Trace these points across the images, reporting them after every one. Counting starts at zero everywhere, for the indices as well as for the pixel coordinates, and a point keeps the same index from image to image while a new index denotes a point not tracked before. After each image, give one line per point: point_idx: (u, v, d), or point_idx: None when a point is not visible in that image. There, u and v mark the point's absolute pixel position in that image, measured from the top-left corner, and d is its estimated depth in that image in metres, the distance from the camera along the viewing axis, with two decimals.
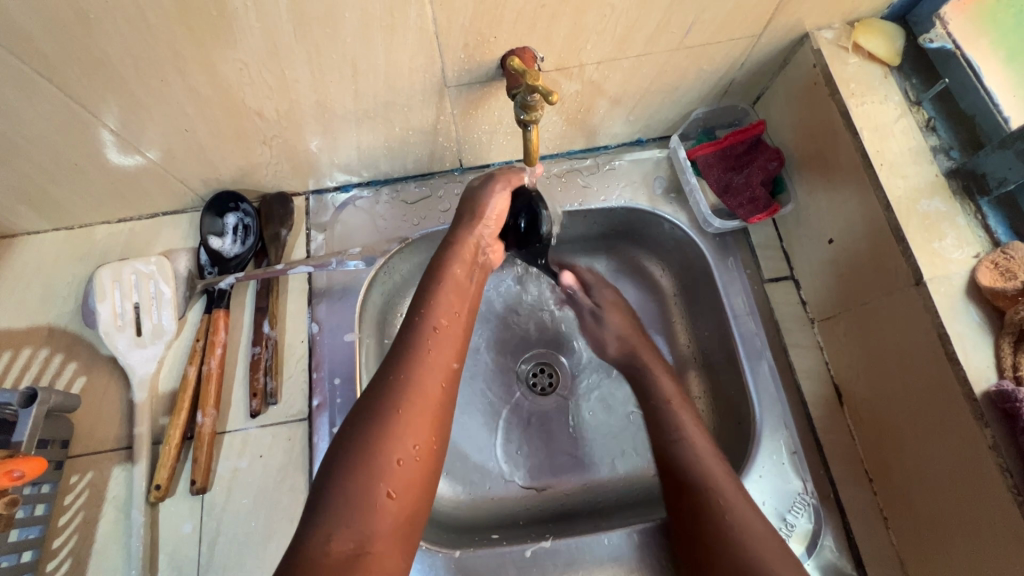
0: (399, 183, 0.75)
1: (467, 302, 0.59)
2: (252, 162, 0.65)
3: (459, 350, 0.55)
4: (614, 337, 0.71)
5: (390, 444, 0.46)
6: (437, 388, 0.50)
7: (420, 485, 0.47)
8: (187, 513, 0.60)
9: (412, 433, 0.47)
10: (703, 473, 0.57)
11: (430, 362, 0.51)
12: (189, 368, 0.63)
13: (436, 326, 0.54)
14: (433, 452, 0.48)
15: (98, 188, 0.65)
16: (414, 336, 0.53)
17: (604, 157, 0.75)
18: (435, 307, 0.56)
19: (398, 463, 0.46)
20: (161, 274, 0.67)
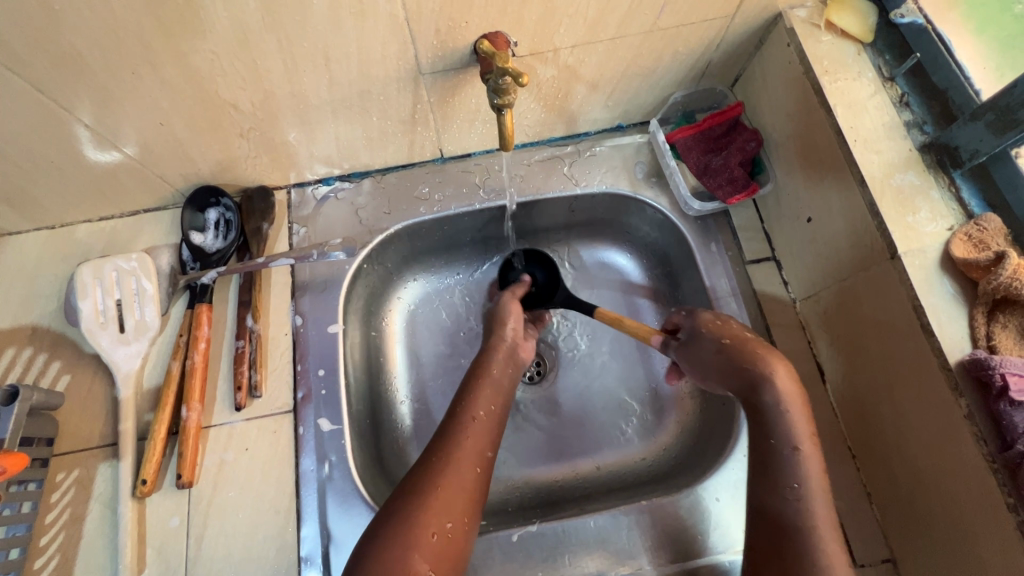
0: (381, 175, 0.75)
1: (501, 394, 0.62)
2: (229, 156, 0.65)
3: (495, 440, 0.58)
4: (716, 355, 0.58)
5: (425, 517, 0.49)
6: (471, 474, 0.54)
7: (452, 563, 0.49)
8: (174, 508, 0.60)
9: (447, 513, 0.50)
10: (784, 428, 0.52)
11: (468, 450, 0.55)
12: (173, 363, 0.63)
13: (474, 416, 0.58)
14: (465, 531, 0.51)
15: (75, 185, 0.65)
16: (454, 426, 0.57)
17: (586, 143, 0.75)
18: (476, 397, 0.60)
19: (432, 537, 0.49)
20: (143, 270, 0.66)
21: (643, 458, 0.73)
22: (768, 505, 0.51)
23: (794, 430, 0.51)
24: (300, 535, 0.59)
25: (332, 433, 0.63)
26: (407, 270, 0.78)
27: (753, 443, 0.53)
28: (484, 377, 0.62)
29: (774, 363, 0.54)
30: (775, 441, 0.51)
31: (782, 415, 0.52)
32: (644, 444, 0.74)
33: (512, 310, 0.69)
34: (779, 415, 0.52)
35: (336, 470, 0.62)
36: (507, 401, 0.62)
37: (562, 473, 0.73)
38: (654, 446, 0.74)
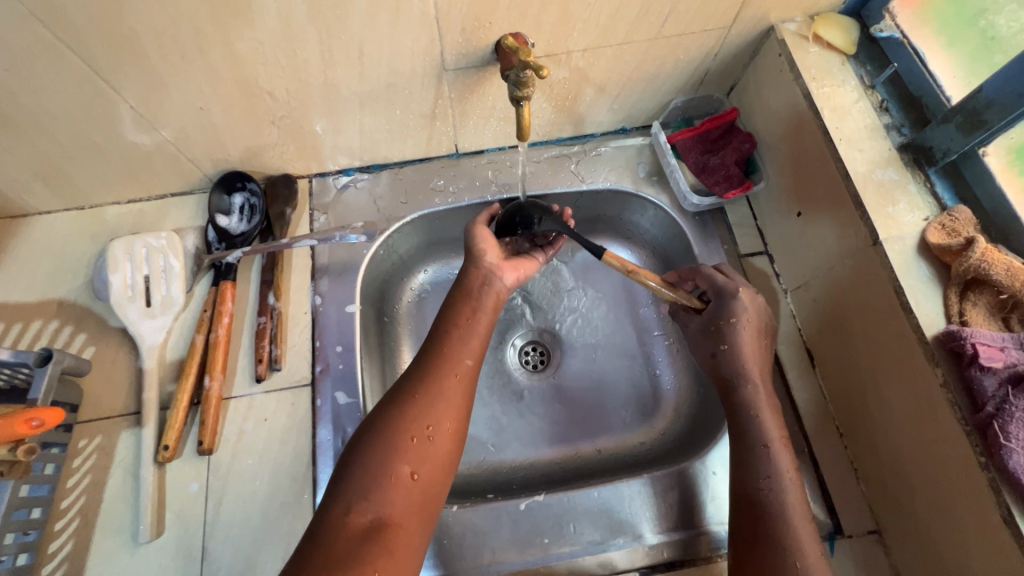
0: (398, 167, 0.79)
1: (485, 314, 0.64)
2: (259, 143, 0.69)
3: (475, 352, 0.61)
4: (711, 360, 0.65)
5: (405, 421, 0.53)
6: (451, 381, 0.57)
7: (438, 460, 0.53)
8: (193, 474, 0.62)
9: (427, 416, 0.54)
10: (759, 429, 0.59)
11: (447, 361, 0.58)
12: (197, 336, 0.66)
13: (454, 331, 0.61)
14: (447, 433, 0.54)
15: (110, 166, 0.68)
16: (436, 341, 0.60)
17: (592, 144, 0.80)
18: (450, 313, 0.62)
19: (412, 440, 0.52)
20: (171, 248, 0.70)
21: (642, 442, 0.77)
22: (743, 494, 0.56)
23: (765, 429, 0.59)
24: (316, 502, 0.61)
25: (348, 406, 0.66)
26: (420, 259, 0.82)
27: (733, 441, 0.60)
28: (463, 298, 0.64)
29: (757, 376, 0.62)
30: (750, 437, 0.59)
31: (758, 419, 0.59)
32: (643, 428, 0.78)
33: (480, 236, 0.68)
34: (753, 416, 0.60)
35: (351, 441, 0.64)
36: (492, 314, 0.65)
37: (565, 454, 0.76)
38: (653, 430, 0.78)
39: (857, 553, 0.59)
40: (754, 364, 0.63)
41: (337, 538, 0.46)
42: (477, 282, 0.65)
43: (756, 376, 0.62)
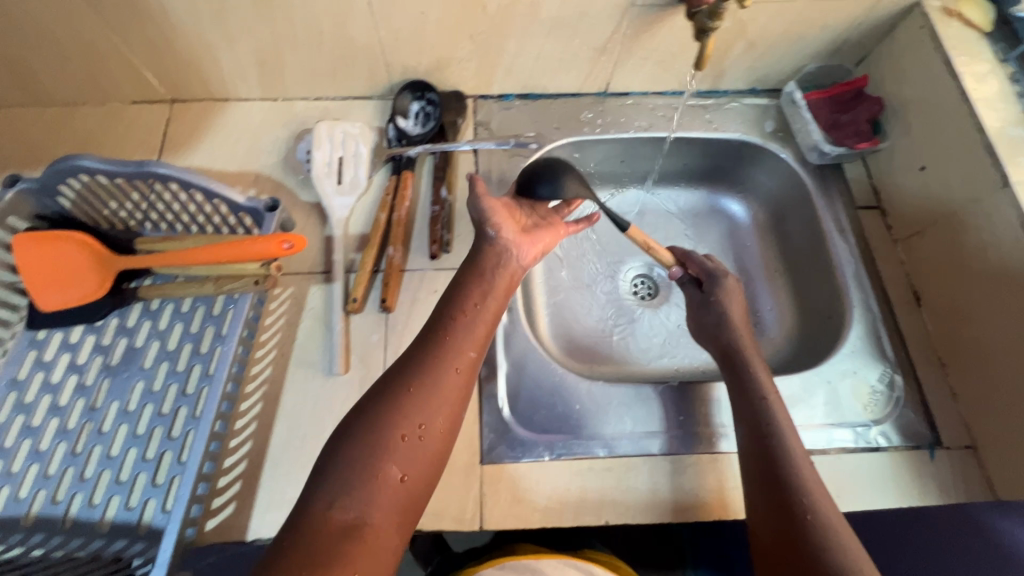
0: (550, 99, 0.89)
1: (490, 301, 0.65)
2: (450, 55, 0.79)
3: (479, 342, 0.61)
4: (712, 318, 0.74)
5: (396, 420, 0.53)
6: (451, 374, 0.57)
7: (426, 461, 0.53)
8: (374, 327, 0.71)
9: (419, 415, 0.54)
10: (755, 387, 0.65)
11: (449, 355, 0.58)
12: (381, 214, 0.75)
13: (455, 318, 0.62)
14: (440, 428, 0.54)
15: (319, 60, 0.79)
16: (436, 329, 0.61)
17: (725, 99, 0.90)
18: (460, 299, 0.63)
19: (403, 437, 0.52)
20: (362, 138, 0.80)
21: None
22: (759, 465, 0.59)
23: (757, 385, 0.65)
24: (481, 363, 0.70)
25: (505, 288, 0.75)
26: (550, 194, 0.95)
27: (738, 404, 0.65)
28: (475, 279, 0.66)
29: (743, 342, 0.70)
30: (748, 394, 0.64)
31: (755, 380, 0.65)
32: None
33: (491, 208, 0.68)
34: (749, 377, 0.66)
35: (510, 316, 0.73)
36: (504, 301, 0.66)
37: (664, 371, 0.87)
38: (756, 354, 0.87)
39: (954, 463, 0.67)
40: (748, 343, 0.70)
41: (315, 536, 0.45)
42: (495, 256, 0.68)
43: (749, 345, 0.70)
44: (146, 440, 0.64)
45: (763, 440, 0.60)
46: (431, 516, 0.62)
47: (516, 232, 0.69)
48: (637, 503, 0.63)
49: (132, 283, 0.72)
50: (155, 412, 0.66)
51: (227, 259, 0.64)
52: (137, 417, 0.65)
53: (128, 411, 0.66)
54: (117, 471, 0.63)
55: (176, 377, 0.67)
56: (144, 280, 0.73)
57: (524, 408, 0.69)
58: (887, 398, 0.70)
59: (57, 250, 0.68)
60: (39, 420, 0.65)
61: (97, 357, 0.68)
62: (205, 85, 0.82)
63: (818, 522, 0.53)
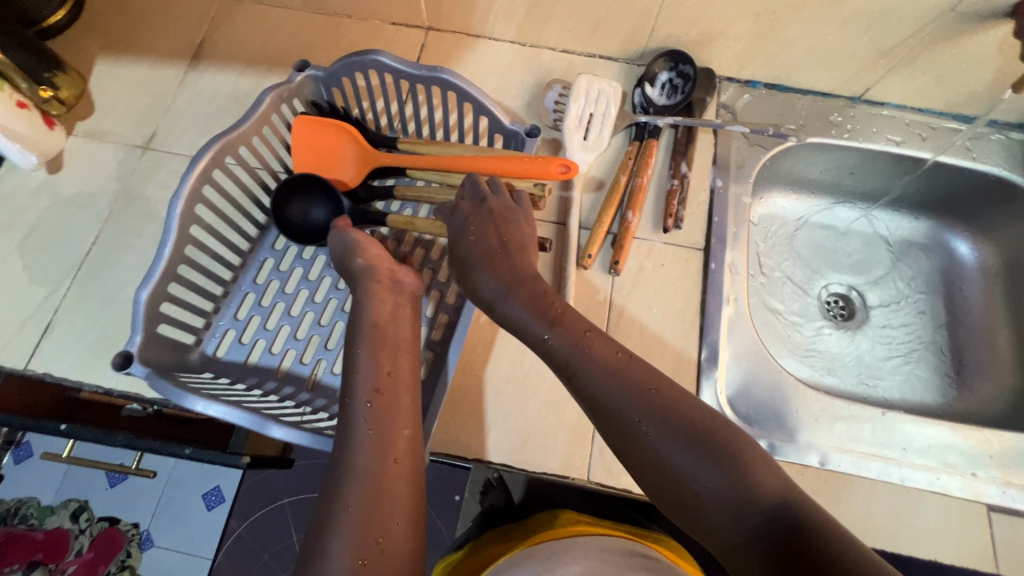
0: (798, 94, 0.85)
1: (387, 350, 0.57)
2: (723, 31, 0.77)
3: (412, 418, 0.54)
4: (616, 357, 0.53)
5: (363, 526, 0.46)
6: (390, 466, 0.50)
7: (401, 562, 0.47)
8: (601, 286, 0.72)
9: (370, 528, 0.46)
10: (677, 490, 0.47)
11: (386, 433, 0.51)
12: (621, 176, 0.76)
13: (375, 391, 0.54)
14: (399, 538, 0.47)
15: (591, 13, 0.78)
16: (354, 397, 0.53)
17: (990, 128, 0.83)
18: (363, 375, 0.54)
19: (360, 562, 0.45)
20: (614, 96, 0.78)
21: (949, 407, 0.81)
22: None
23: (745, 483, 0.45)
24: (704, 344, 0.70)
25: (734, 277, 0.73)
26: (766, 191, 0.90)
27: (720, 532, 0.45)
28: (370, 304, 0.60)
29: (652, 399, 0.50)
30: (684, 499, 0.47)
31: (670, 469, 0.47)
32: (950, 396, 0.82)
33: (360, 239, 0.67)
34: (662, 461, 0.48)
35: (736, 305, 0.72)
36: (405, 359, 0.57)
37: (857, 396, 0.83)
38: (964, 401, 0.81)
39: None
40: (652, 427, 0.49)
41: None
42: (383, 273, 0.63)
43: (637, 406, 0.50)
44: None
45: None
46: None
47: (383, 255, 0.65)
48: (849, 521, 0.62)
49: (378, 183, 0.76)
50: None
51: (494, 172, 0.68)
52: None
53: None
54: None
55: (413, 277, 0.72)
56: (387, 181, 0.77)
57: (739, 399, 0.68)
58: None
59: (329, 138, 0.73)
60: (292, 289, 0.70)
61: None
62: (466, 20, 0.84)
63: None
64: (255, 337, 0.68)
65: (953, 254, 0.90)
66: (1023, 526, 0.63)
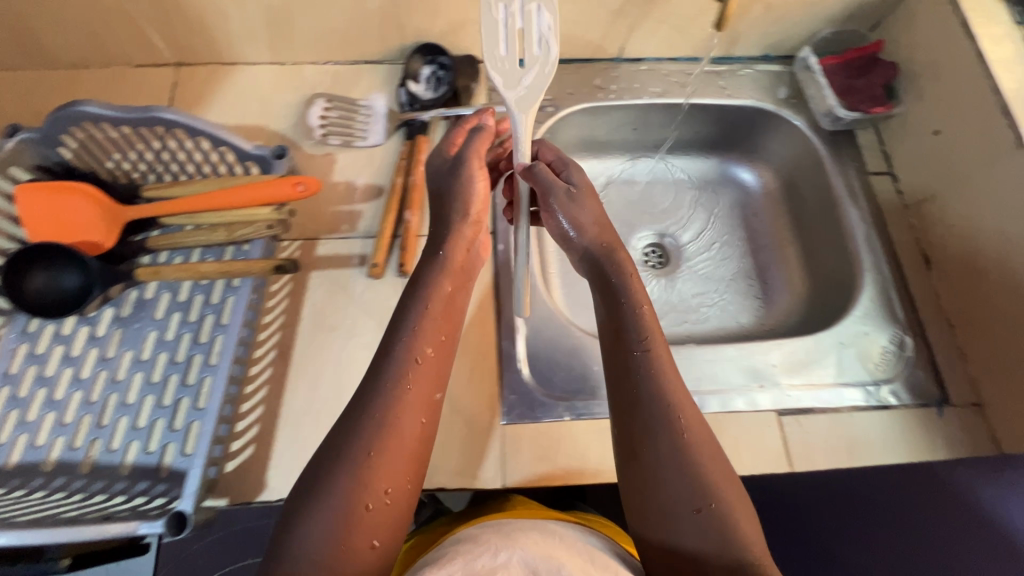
0: (564, 65, 0.88)
1: (441, 304, 0.59)
2: (465, 17, 0.78)
3: (440, 379, 0.56)
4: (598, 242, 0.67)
5: (365, 488, 0.48)
6: (416, 425, 0.52)
7: (399, 521, 0.49)
8: (391, 293, 0.71)
9: (386, 478, 0.49)
10: (652, 391, 0.55)
11: (412, 394, 0.53)
12: (397, 178, 0.75)
13: (419, 358, 0.55)
14: (405, 493, 0.50)
15: (334, 22, 0.77)
16: (394, 366, 0.54)
17: (738, 65, 0.89)
18: (420, 336, 0.56)
19: (365, 511, 0.47)
20: (376, 116, 0.81)
21: (761, 326, 0.86)
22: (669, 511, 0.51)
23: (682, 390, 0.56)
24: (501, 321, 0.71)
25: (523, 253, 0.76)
26: None
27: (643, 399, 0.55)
28: (429, 263, 0.62)
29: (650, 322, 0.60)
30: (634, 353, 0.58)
31: (648, 368, 0.57)
32: (760, 316, 0.87)
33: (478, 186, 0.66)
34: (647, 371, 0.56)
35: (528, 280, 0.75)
36: (455, 331, 0.60)
37: (680, 337, 0.86)
38: (770, 318, 0.87)
39: (962, 420, 0.69)
40: (653, 339, 0.59)
41: None
42: (461, 245, 0.64)
43: (637, 293, 0.62)
44: (161, 386, 0.64)
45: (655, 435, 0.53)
46: (454, 475, 0.62)
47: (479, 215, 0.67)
48: None
49: (138, 237, 0.71)
50: (169, 360, 0.66)
51: (239, 203, 0.65)
52: (151, 364, 0.65)
53: (143, 359, 0.66)
54: (134, 417, 0.63)
55: (188, 327, 0.67)
56: (150, 232, 0.72)
57: (541, 367, 0.71)
58: (898, 359, 0.72)
59: (61, 203, 0.67)
60: (53, 370, 0.65)
61: (107, 308, 0.68)
62: (212, 49, 0.80)
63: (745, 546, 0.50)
64: (13, 434, 0.61)
65: (740, 184, 0.96)
66: (813, 423, 0.68)
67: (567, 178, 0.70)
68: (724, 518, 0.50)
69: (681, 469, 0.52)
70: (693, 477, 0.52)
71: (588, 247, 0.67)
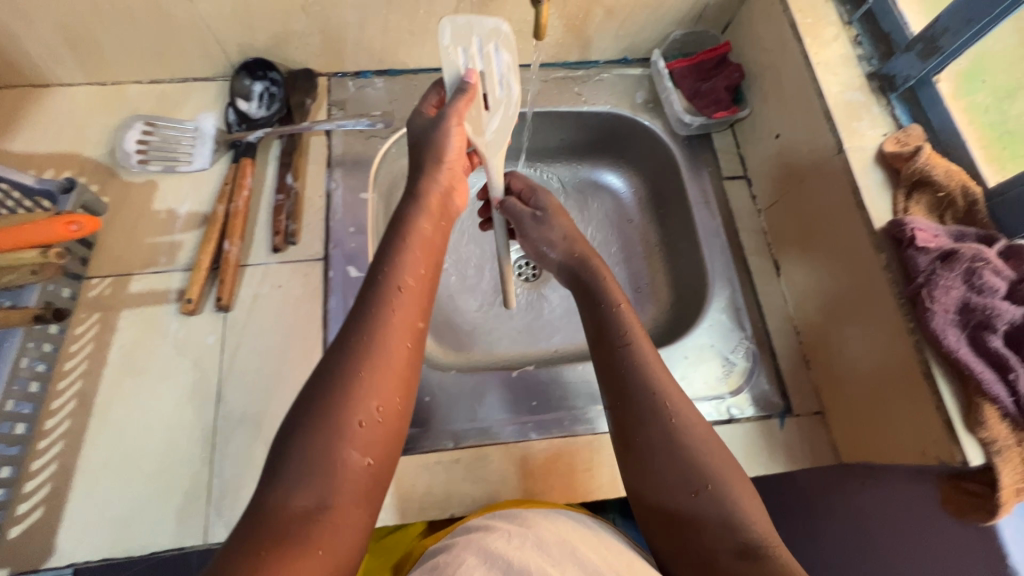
0: (413, 75, 0.84)
1: (423, 248, 0.56)
2: (288, 30, 0.73)
3: (425, 309, 0.53)
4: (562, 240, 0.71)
5: (351, 405, 0.44)
6: (401, 348, 0.49)
7: (389, 439, 0.46)
8: (210, 328, 0.67)
9: (375, 395, 0.46)
10: (640, 380, 0.55)
11: (395, 321, 0.49)
12: (218, 205, 0.70)
13: (402, 285, 0.52)
14: (398, 411, 0.47)
15: (144, 39, 0.71)
16: (374, 293, 0.51)
17: (595, 70, 0.87)
18: (402, 264, 0.53)
19: (359, 426, 0.44)
20: (202, 138, 0.75)
21: None
22: (651, 493, 0.51)
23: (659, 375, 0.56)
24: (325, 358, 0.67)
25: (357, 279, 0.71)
26: None
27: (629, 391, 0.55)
28: (412, 205, 0.59)
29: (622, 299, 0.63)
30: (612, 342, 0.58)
31: (630, 359, 0.57)
32: None
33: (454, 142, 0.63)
34: (631, 361, 0.57)
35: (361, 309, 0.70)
36: (437, 264, 0.57)
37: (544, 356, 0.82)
38: None
39: (803, 428, 0.68)
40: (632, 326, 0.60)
41: (268, 529, 0.40)
42: (435, 202, 0.61)
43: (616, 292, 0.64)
44: None
45: (649, 420, 0.53)
46: None
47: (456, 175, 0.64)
48: (483, 491, 0.62)
49: None
50: None
51: None
52: None
53: None
54: None
55: None
56: None
57: None
58: (743, 371, 0.70)
59: None
60: None
61: None
62: (15, 71, 0.74)
63: (742, 513, 0.48)
64: None
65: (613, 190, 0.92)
66: None
67: (535, 203, 0.74)
68: (721, 495, 0.49)
69: (672, 454, 0.51)
70: (688, 461, 0.51)
71: (562, 261, 0.70)
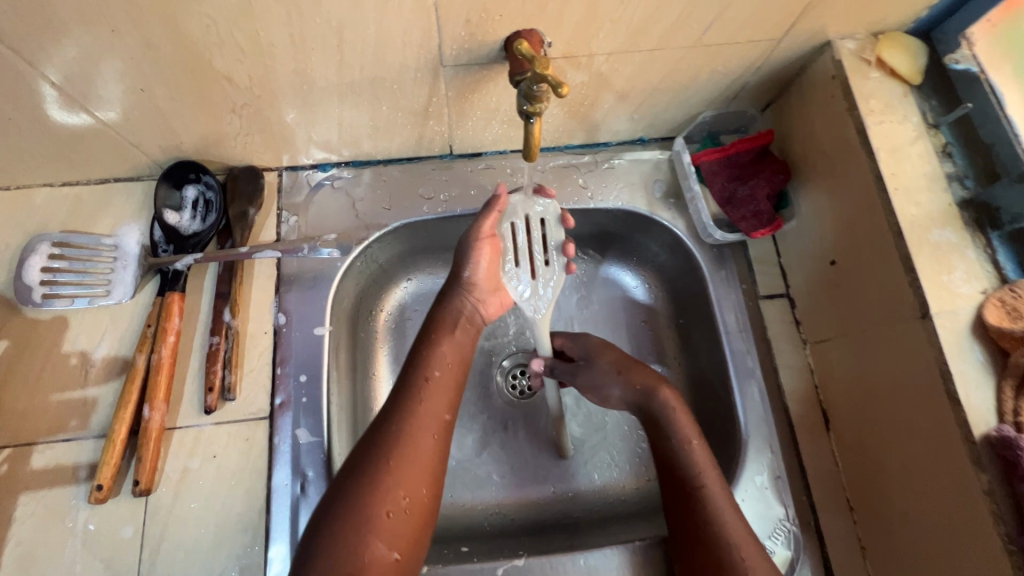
0: (382, 166, 0.68)
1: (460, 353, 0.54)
2: (219, 132, 0.58)
3: (454, 400, 0.52)
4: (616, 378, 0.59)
5: (378, 497, 0.44)
6: (427, 440, 0.48)
7: (416, 533, 0.45)
8: (128, 517, 0.55)
9: (401, 484, 0.45)
10: (714, 516, 0.50)
11: (421, 414, 0.49)
12: (138, 355, 0.57)
13: (429, 376, 0.51)
14: (425, 503, 0.46)
15: (39, 147, 0.57)
16: (404, 385, 0.51)
17: (604, 154, 0.71)
18: (433, 353, 0.53)
19: (387, 515, 0.44)
20: (123, 261, 0.62)
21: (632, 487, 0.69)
22: None
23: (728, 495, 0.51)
24: (267, 556, 0.54)
25: (309, 446, 0.58)
26: (399, 270, 0.73)
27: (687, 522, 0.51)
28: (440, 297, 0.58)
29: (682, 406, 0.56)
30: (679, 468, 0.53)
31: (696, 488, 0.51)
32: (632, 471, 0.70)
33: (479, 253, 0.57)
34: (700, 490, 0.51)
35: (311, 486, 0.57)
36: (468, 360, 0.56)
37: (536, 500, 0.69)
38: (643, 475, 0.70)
39: None
40: (700, 455, 0.53)
41: None
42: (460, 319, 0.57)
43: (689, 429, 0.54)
44: None
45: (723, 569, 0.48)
46: None
47: (492, 283, 0.59)
48: None
49: None
50: None
51: None
52: None
53: None
54: None
55: None
56: None
57: None
58: (784, 563, 0.56)
59: None
60: None
61: None
62: None
63: None
64: None
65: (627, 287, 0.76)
66: None
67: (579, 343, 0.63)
68: None
69: None
70: None
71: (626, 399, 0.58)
